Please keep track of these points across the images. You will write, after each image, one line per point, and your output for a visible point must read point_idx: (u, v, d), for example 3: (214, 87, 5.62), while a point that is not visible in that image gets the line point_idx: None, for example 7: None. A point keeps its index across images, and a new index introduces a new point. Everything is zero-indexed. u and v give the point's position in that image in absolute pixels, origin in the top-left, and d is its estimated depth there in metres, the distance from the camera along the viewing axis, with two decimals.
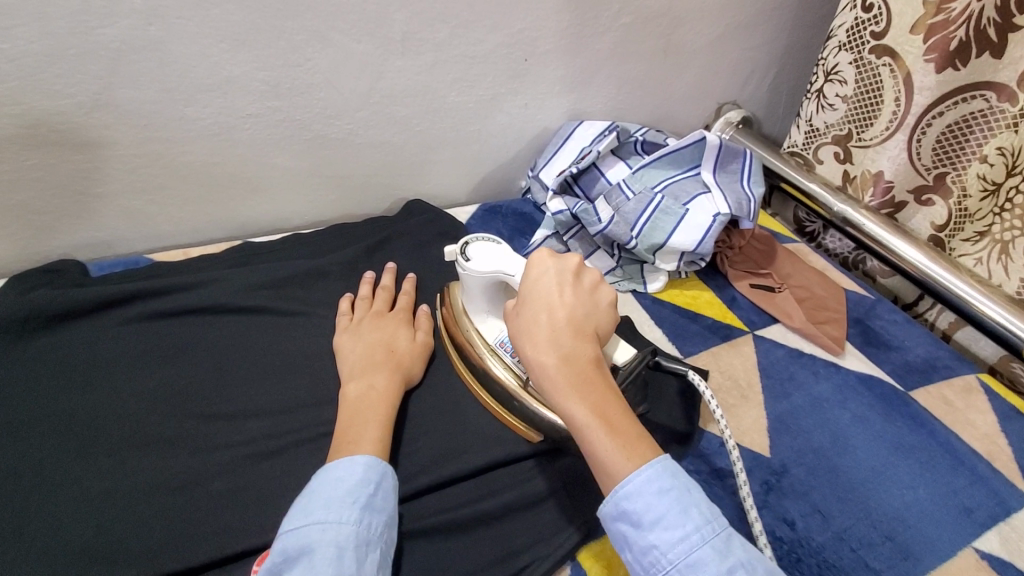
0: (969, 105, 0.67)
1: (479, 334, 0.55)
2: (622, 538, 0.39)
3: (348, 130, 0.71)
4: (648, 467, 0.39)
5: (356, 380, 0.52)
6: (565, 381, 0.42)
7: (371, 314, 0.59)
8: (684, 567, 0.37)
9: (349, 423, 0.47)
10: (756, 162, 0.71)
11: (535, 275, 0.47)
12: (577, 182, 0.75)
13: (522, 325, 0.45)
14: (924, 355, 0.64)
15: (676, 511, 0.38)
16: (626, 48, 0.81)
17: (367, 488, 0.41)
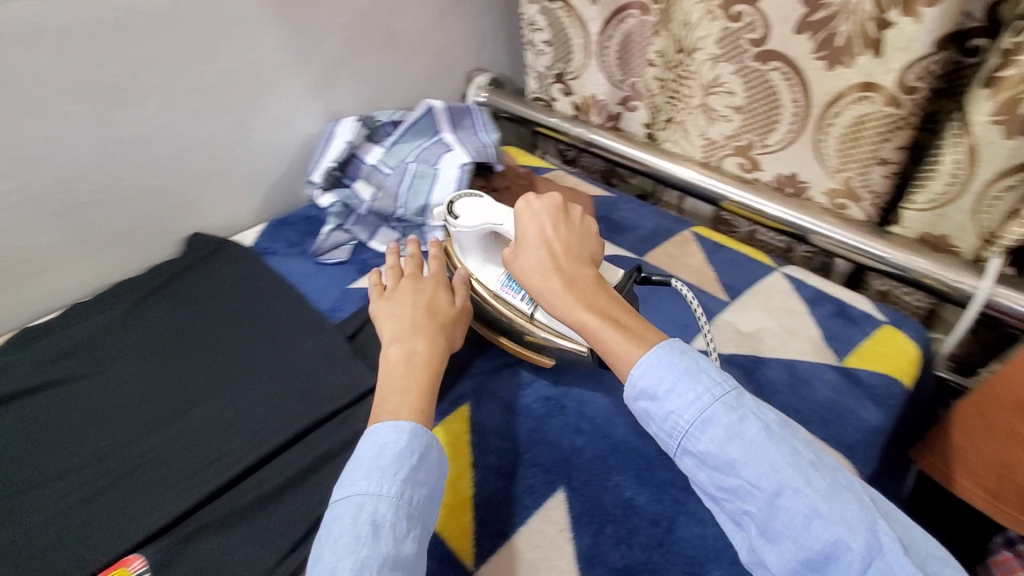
0: (625, 25, 0.81)
1: (482, 283, 0.61)
2: (646, 414, 0.45)
3: (97, 190, 0.72)
4: (658, 348, 0.45)
5: (398, 342, 0.53)
6: (574, 299, 0.50)
7: (408, 280, 0.60)
8: (699, 425, 0.42)
9: (394, 392, 0.49)
10: (483, 114, 0.82)
11: (529, 219, 0.55)
12: (344, 174, 0.82)
13: (529, 264, 0.53)
14: (653, 227, 0.80)
15: (687, 379, 0.43)
16: (355, 46, 0.89)
17: (410, 459, 0.44)
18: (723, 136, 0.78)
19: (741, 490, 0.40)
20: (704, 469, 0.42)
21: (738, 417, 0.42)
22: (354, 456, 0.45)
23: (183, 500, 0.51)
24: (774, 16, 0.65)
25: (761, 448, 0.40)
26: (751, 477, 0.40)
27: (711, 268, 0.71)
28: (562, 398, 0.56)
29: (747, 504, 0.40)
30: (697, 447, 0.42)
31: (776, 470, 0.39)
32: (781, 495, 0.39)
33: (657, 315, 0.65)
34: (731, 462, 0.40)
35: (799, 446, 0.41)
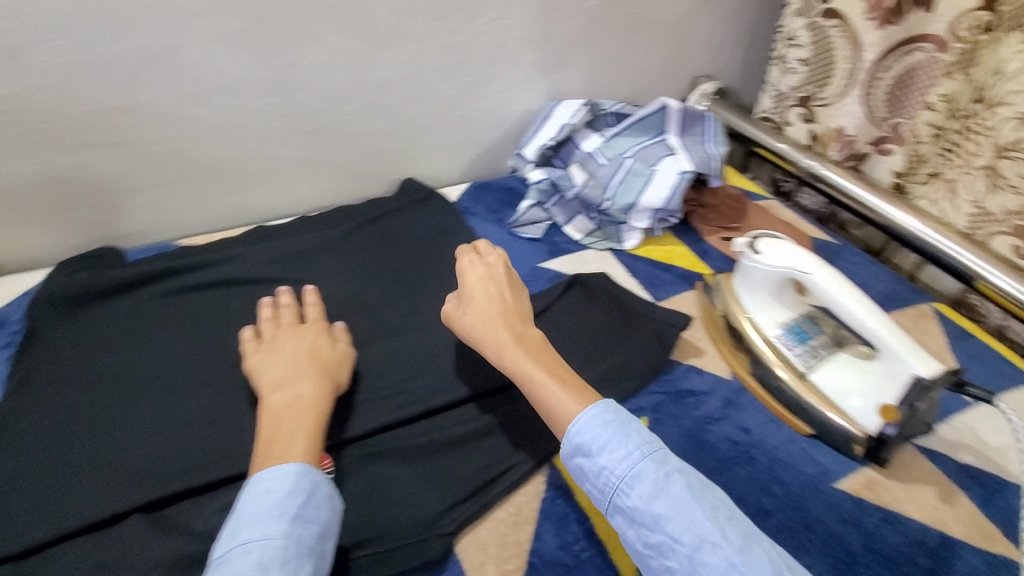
0: (908, 59, 0.72)
1: (760, 330, 0.59)
2: (580, 471, 0.45)
3: (344, 121, 0.78)
4: (595, 405, 0.45)
5: (280, 389, 0.49)
6: (521, 352, 0.51)
7: (286, 329, 0.55)
8: (630, 479, 0.42)
9: (269, 435, 0.45)
10: (718, 125, 0.76)
11: (475, 276, 0.57)
12: (556, 155, 0.82)
13: (475, 316, 0.54)
14: (883, 290, 0.70)
15: (619, 434, 0.44)
16: (598, 30, 0.88)
17: (294, 499, 0.40)
18: (1004, 209, 0.67)
19: (663, 546, 0.40)
20: (632, 526, 0.41)
21: (665, 474, 0.42)
22: (240, 496, 0.41)
23: (371, 419, 0.52)
24: None
25: (683, 505, 0.40)
26: (675, 533, 0.40)
27: (953, 357, 0.61)
28: (752, 447, 0.53)
29: (670, 561, 0.40)
30: (625, 502, 0.42)
31: (695, 527, 0.39)
32: (701, 551, 0.39)
33: None
34: (656, 516, 0.40)
35: (717, 504, 0.41)
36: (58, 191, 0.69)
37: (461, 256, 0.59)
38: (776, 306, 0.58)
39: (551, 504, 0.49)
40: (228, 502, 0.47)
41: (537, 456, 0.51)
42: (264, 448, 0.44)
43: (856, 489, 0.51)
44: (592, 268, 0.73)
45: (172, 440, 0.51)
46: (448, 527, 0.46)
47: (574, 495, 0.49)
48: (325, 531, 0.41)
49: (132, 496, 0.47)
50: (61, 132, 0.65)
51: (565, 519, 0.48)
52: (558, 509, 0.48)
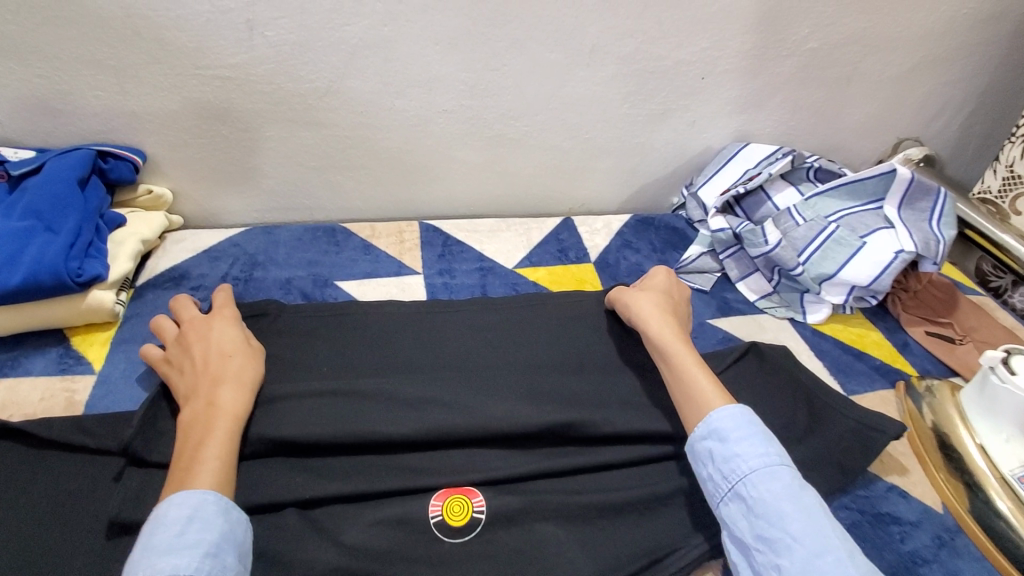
0: None
1: (991, 462, 0.50)
2: (706, 455, 0.44)
3: (524, 131, 0.76)
4: (738, 405, 0.46)
5: (193, 397, 0.46)
6: (677, 337, 0.52)
7: (212, 322, 0.52)
8: (760, 475, 0.41)
9: (186, 451, 0.42)
10: (950, 202, 0.66)
11: (664, 280, 0.60)
12: (739, 203, 0.74)
13: (644, 301, 0.57)
14: None
15: (759, 437, 0.43)
16: (807, 74, 0.80)
17: (174, 527, 0.37)
18: None
19: (781, 544, 0.38)
20: (748, 517, 0.40)
21: (800, 483, 0.41)
22: (143, 533, 0.37)
23: (529, 461, 0.48)
24: None
25: (813, 514, 0.39)
26: (796, 533, 0.38)
27: None
28: None
29: (780, 560, 0.38)
30: (751, 491, 0.41)
31: (824, 539, 0.38)
32: (821, 558, 0.37)
33: None
34: (780, 512, 0.39)
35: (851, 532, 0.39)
36: (254, 159, 0.71)
37: (656, 264, 0.62)
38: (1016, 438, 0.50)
39: None
40: (376, 518, 0.44)
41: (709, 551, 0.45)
42: (186, 462, 0.41)
43: None
44: (768, 337, 0.65)
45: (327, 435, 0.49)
46: None
47: None
48: (211, 551, 0.36)
49: (287, 488, 0.45)
50: (271, 105, 0.67)
51: None
52: None
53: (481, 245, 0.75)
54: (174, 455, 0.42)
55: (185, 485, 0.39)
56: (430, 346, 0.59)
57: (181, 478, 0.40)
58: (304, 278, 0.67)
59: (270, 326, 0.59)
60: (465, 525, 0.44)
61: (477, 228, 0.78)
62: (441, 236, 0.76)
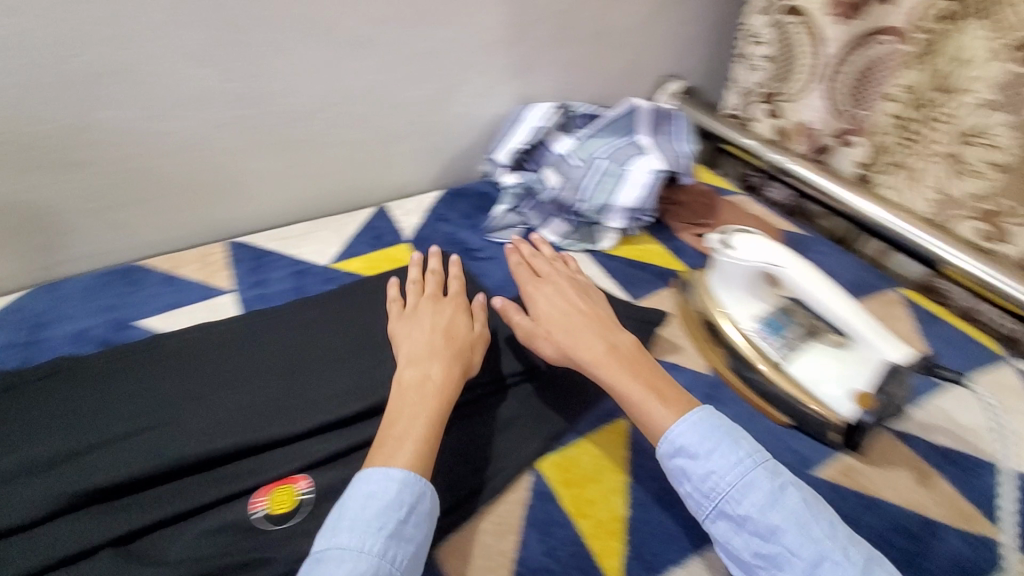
0: (871, 51, 0.72)
1: (733, 324, 0.59)
2: (681, 473, 0.45)
3: (313, 131, 0.77)
4: (697, 411, 0.47)
5: (413, 365, 0.51)
6: (615, 365, 0.51)
7: (426, 301, 0.60)
8: (741, 488, 0.43)
9: (405, 418, 0.47)
10: (685, 122, 0.78)
11: (544, 298, 0.59)
12: (529, 158, 0.82)
13: (562, 333, 0.55)
14: (850, 278, 0.71)
15: (729, 443, 0.45)
16: (564, 33, 0.88)
17: (394, 515, 0.41)
18: (969, 195, 0.67)
19: (779, 557, 0.40)
20: (739, 533, 0.42)
21: (779, 485, 0.43)
22: (343, 496, 0.43)
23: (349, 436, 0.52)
24: None
25: (802, 516, 0.41)
26: (791, 545, 0.40)
27: (921, 342, 0.62)
28: None
29: (782, 572, 0.40)
30: (736, 509, 0.42)
31: (814, 543, 0.40)
32: (822, 565, 0.39)
33: None
34: (772, 527, 0.41)
35: (833, 517, 0.42)
36: (13, 215, 0.66)
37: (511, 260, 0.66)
38: (748, 299, 0.59)
39: (536, 511, 0.47)
40: (201, 530, 0.45)
41: (517, 462, 0.50)
42: (396, 433, 0.46)
43: (836, 477, 0.50)
44: None
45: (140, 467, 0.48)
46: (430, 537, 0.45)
47: (554, 501, 0.48)
48: (398, 537, 0.40)
49: (99, 531, 0.44)
50: (15, 153, 0.62)
51: (549, 525, 0.46)
52: (543, 514, 0.47)
53: (294, 250, 0.76)
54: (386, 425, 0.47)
55: (389, 460, 0.44)
56: (244, 356, 0.59)
57: (387, 453, 0.44)
58: (102, 325, 0.64)
59: (66, 377, 0.56)
60: (290, 509, 0.47)
61: (288, 234, 0.78)
62: (251, 250, 0.75)
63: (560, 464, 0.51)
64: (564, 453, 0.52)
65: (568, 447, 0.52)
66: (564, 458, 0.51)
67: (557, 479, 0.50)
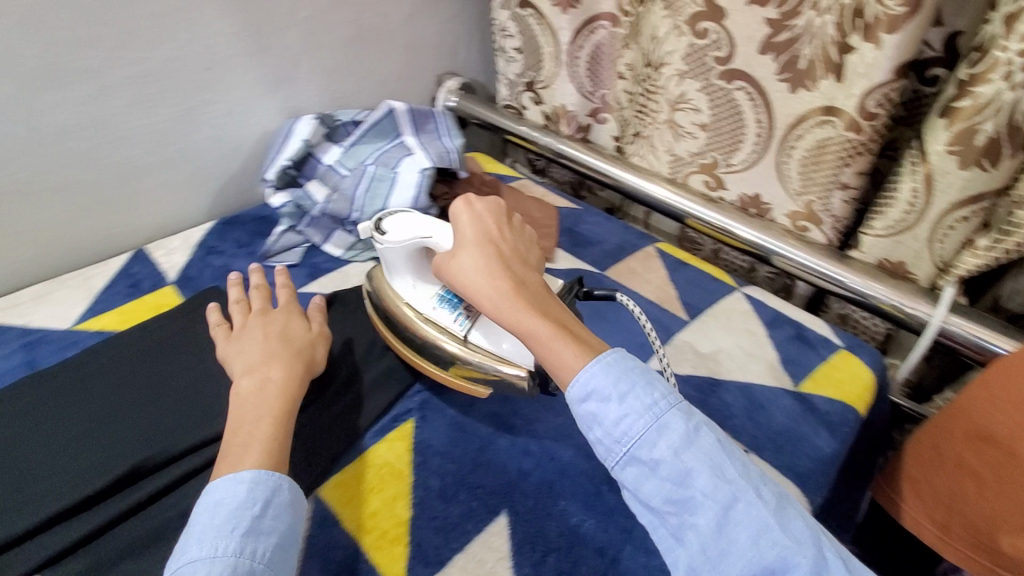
0: (595, 37, 0.81)
1: (416, 307, 0.57)
2: (594, 419, 0.43)
3: (20, 178, 0.66)
4: (609, 351, 0.44)
5: (251, 374, 0.50)
6: (524, 306, 0.47)
7: (255, 316, 0.57)
8: (656, 432, 0.41)
9: (241, 425, 0.45)
10: (448, 118, 0.80)
11: (468, 222, 0.52)
12: (300, 174, 0.78)
13: (471, 268, 0.50)
14: (618, 241, 0.78)
15: (642, 385, 0.42)
16: (317, 41, 0.86)
17: (250, 510, 0.39)
18: (689, 152, 0.78)
19: (691, 502, 0.39)
20: (651, 478, 0.40)
21: (693, 426, 0.41)
22: (189, 521, 0.40)
23: (93, 519, 0.46)
24: (738, 35, 0.65)
25: (715, 457, 0.40)
26: (702, 488, 0.39)
27: (673, 286, 0.71)
28: (512, 416, 0.55)
29: (693, 518, 0.39)
30: (649, 454, 0.41)
31: (730, 483, 0.39)
32: (733, 507, 0.38)
33: (613, 334, 0.64)
34: (686, 472, 0.40)
35: (737, 456, 0.41)
36: None
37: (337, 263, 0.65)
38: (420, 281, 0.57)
39: (314, 540, 0.45)
40: None
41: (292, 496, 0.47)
42: (244, 435, 0.44)
43: None
44: (354, 282, 0.71)
45: None
46: None
47: (335, 523, 0.46)
48: (255, 534, 0.39)
49: None
50: None
51: (329, 551, 0.44)
52: (320, 541, 0.44)
53: (26, 318, 0.65)
54: (249, 422, 0.46)
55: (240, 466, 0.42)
56: None
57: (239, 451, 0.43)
58: None
59: None
60: None
61: (15, 302, 0.67)
62: None
63: (339, 484, 0.48)
64: (345, 471, 0.49)
65: (350, 464, 0.50)
66: (345, 476, 0.49)
67: (338, 499, 0.47)
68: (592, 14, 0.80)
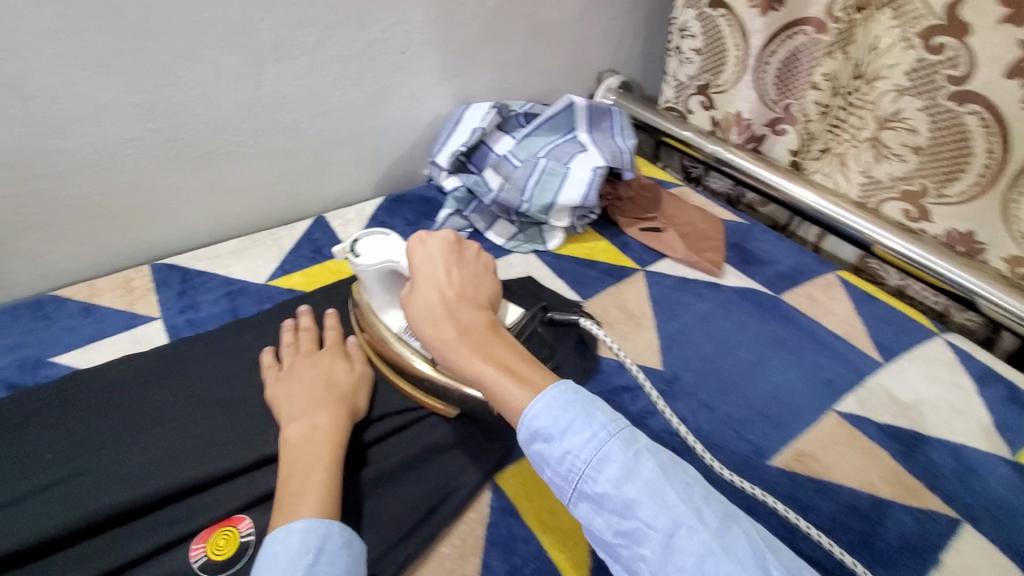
0: (793, 41, 0.76)
1: (385, 326, 0.55)
2: (542, 458, 0.40)
3: (237, 142, 0.72)
4: (550, 389, 0.41)
5: (296, 421, 0.48)
6: (466, 347, 0.45)
7: (302, 356, 0.55)
8: (596, 465, 0.38)
9: (294, 475, 0.43)
10: (623, 116, 0.78)
11: (421, 260, 0.52)
12: (469, 160, 0.80)
13: (420, 307, 0.49)
14: (792, 264, 0.74)
15: (582, 417, 0.39)
16: (498, 31, 0.87)
17: (303, 559, 0.37)
18: (891, 176, 0.73)
19: (637, 533, 0.36)
20: (600, 513, 0.38)
21: (634, 454, 0.38)
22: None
23: None
24: (982, 57, 0.60)
25: (656, 487, 0.37)
26: (647, 519, 0.36)
27: (858, 321, 0.65)
28: (687, 436, 0.53)
29: (642, 549, 0.36)
30: (593, 488, 0.38)
31: (675, 510, 0.36)
32: (676, 535, 0.35)
33: (792, 364, 0.60)
34: (628, 502, 0.37)
35: (691, 480, 0.38)
36: None
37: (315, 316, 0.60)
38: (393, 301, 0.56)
39: (497, 527, 0.46)
40: None
41: (473, 481, 0.48)
42: (294, 487, 0.42)
43: (791, 463, 0.52)
44: (518, 273, 0.72)
45: (62, 521, 0.43)
46: (388, 568, 0.43)
47: (516, 514, 0.47)
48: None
49: None
50: None
51: (512, 541, 0.45)
52: (504, 531, 0.46)
53: (227, 270, 0.71)
54: (281, 476, 0.44)
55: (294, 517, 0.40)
56: (175, 389, 0.54)
57: (293, 500, 0.41)
58: (9, 368, 0.58)
59: None
60: (231, 556, 0.43)
61: (219, 252, 0.73)
62: (179, 272, 0.70)
63: (519, 475, 0.50)
64: (524, 462, 0.50)
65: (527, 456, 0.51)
66: (523, 468, 0.50)
67: (517, 490, 0.49)
68: (795, 18, 0.74)
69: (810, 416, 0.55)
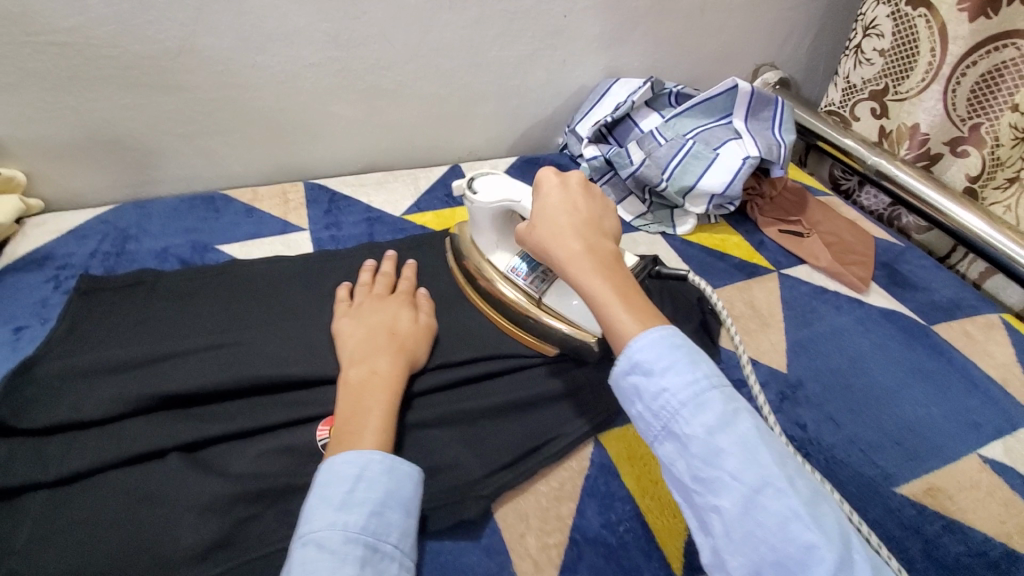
0: (1001, 54, 0.69)
1: (492, 266, 0.56)
2: (633, 392, 0.38)
3: (398, 81, 0.76)
4: (657, 327, 0.39)
5: (356, 364, 0.47)
6: (586, 262, 0.44)
7: (371, 298, 0.55)
8: (692, 406, 0.35)
9: (350, 413, 0.43)
10: (787, 110, 0.75)
11: (551, 185, 0.49)
12: (611, 133, 0.79)
13: (545, 226, 0.47)
14: (950, 295, 0.66)
15: (687, 360, 0.37)
16: (663, 6, 0.84)
17: (344, 487, 0.37)
18: None
19: (716, 483, 0.34)
20: (682, 455, 0.35)
21: (732, 407, 0.35)
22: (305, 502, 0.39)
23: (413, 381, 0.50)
24: None
25: (752, 445, 0.34)
26: (733, 469, 0.33)
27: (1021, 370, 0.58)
28: (808, 443, 0.50)
29: (719, 501, 0.34)
30: (682, 428, 0.35)
31: (764, 469, 0.33)
32: (762, 493, 0.33)
33: (936, 398, 0.54)
34: (717, 450, 0.34)
35: (783, 451, 0.35)
36: (112, 132, 0.67)
37: (388, 261, 0.60)
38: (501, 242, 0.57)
39: (595, 480, 0.46)
40: (264, 449, 0.45)
41: (576, 434, 0.48)
42: (348, 428, 0.42)
43: (919, 496, 0.47)
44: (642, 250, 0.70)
45: (217, 378, 0.49)
46: (486, 490, 0.44)
47: (615, 475, 0.47)
48: (347, 507, 0.36)
49: (171, 434, 0.45)
50: (119, 70, 0.63)
51: (609, 498, 0.45)
52: (603, 487, 0.46)
53: (368, 198, 0.76)
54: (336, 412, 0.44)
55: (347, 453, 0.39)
56: (317, 293, 0.59)
57: (348, 441, 0.41)
58: (183, 246, 0.66)
59: (157, 298, 0.57)
60: None
61: (362, 182, 0.78)
62: (327, 193, 0.75)
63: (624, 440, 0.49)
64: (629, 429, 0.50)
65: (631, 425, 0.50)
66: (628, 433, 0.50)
67: (620, 454, 0.48)
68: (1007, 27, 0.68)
69: (950, 454, 0.50)
